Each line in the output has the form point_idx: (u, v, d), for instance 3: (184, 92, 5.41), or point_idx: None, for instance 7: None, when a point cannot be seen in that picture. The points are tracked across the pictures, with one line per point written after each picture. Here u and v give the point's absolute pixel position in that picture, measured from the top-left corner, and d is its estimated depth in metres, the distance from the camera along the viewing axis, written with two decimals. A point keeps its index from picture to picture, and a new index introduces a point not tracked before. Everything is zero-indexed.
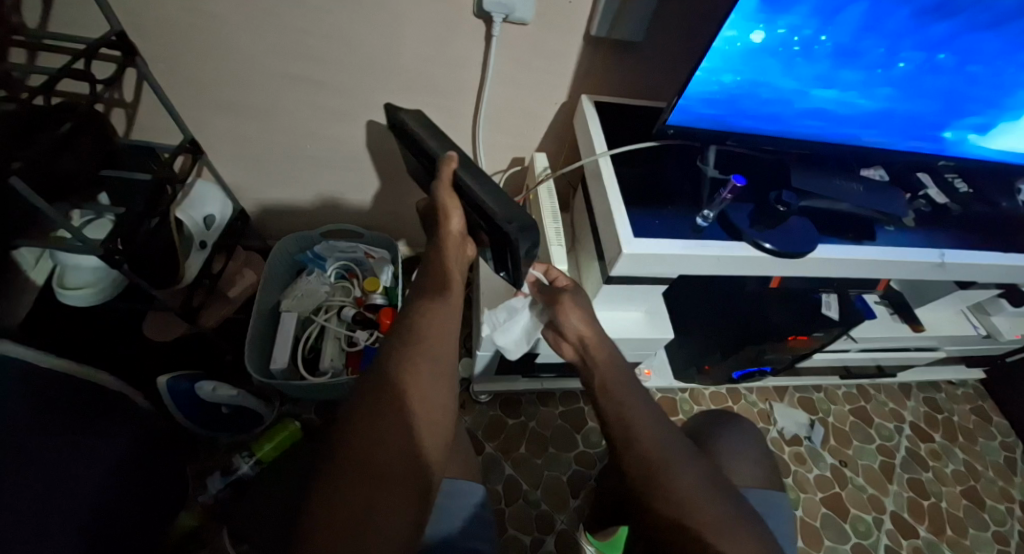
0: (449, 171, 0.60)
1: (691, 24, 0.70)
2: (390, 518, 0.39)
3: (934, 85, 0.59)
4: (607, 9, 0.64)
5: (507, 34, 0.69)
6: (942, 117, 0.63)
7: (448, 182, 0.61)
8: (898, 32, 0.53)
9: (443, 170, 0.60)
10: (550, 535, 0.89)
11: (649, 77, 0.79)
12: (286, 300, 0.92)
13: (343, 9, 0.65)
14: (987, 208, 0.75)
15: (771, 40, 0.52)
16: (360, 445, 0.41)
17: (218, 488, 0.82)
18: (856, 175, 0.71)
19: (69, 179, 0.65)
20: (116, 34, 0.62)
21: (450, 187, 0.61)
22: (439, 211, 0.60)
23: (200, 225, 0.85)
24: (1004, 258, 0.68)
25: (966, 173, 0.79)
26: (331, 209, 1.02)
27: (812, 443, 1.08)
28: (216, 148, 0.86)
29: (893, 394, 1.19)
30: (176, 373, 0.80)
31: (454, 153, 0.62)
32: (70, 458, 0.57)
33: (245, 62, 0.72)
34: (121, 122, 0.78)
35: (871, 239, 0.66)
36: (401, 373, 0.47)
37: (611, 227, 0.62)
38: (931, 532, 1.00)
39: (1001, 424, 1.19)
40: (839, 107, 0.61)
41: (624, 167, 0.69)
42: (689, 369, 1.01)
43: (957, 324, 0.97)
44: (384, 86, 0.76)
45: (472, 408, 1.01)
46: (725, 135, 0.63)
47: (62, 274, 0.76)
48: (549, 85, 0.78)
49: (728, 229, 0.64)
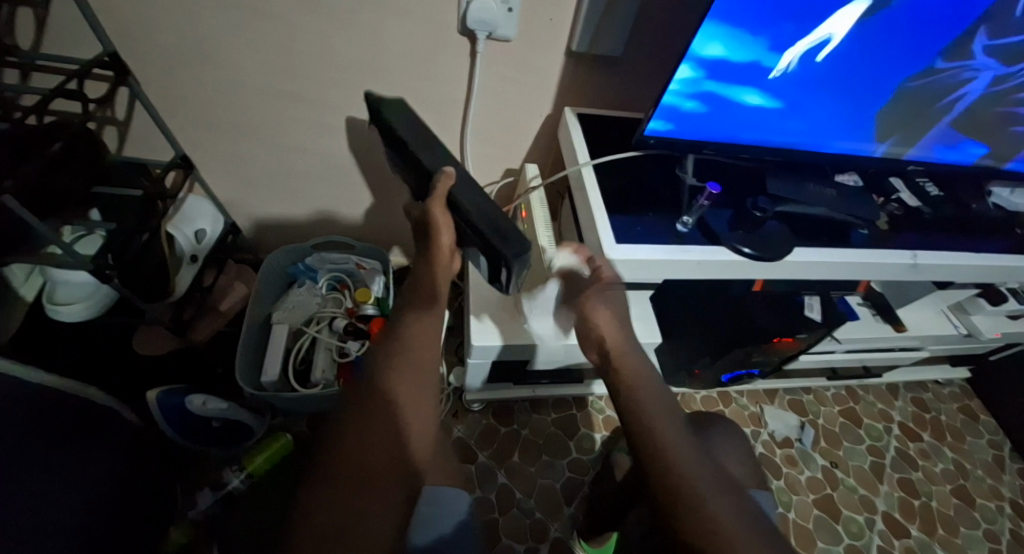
0: (445, 187, 0.62)
1: (669, 40, 0.73)
2: (376, 527, 0.39)
3: (907, 86, 0.60)
4: (587, 25, 0.66)
5: (492, 50, 0.71)
6: (907, 123, 0.66)
7: (442, 198, 0.62)
8: (862, 47, 0.55)
9: (439, 186, 0.62)
10: (545, 543, 0.89)
11: (632, 90, 0.81)
12: (277, 312, 0.92)
13: (332, 28, 0.67)
14: (959, 210, 0.77)
15: (746, 49, 0.54)
16: (349, 452, 0.42)
17: (209, 503, 0.80)
18: (830, 180, 0.73)
19: (59, 196, 0.65)
20: (108, 55, 0.64)
21: (442, 202, 0.62)
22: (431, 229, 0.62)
23: (191, 240, 0.86)
24: (978, 258, 0.70)
25: (938, 177, 0.82)
26: (322, 222, 1.03)
27: (802, 445, 1.09)
28: (208, 164, 0.87)
29: (881, 395, 1.21)
30: (165, 387, 0.80)
31: (450, 169, 0.64)
32: (57, 478, 0.56)
33: (238, 82, 0.74)
34: (112, 139, 0.79)
35: (845, 243, 0.68)
36: (388, 386, 0.47)
37: (596, 235, 0.63)
38: (922, 531, 1.01)
39: (988, 422, 1.21)
40: (810, 116, 0.63)
41: (608, 177, 0.71)
42: (679, 374, 1.02)
43: (938, 324, 0.99)
44: (372, 103, 0.78)
45: (464, 417, 1.01)
46: (701, 144, 0.65)
47: (51, 291, 0.77)
48: (535, 99, 0.80)
49: (709, 235, 0.65)
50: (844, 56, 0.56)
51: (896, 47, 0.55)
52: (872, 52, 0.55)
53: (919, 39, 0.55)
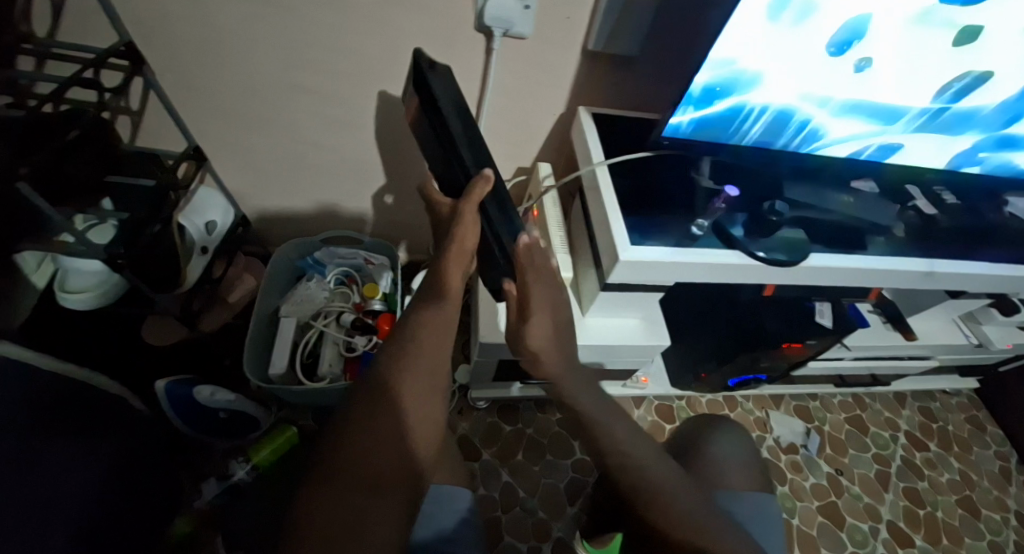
0: (479, 192, 0.61)
1: (685, 42, 0.72)
2: (381, 527, 0.39)
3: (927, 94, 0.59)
4: (604, 24, 0.66)
5: (507, 48, 0.71)
6: (925, 131, 0.65)
7: (473, 200, 0.62)
8: (883, 53, 0.54)
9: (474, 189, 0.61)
10: (547, 543, 0.89)
11: (646, 90, 0.80)
12: (285, 306, 0.93)
13: (347, 22, 0.67)
14: (976, 219, 0.76)
15: (765, 52, 0.53)
16: (357, 451, 0.42)
17: (214, 494, 0.82)
18: (846, 186, 0.72)
19: (72, 184, 0.66)
20: (124, 44, 0.64)
21: (472, 204, 0.62)
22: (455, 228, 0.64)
23: (201, 231, 0.85)
24: (995, 268, 0.70)
25: (954, 185, 0.81)
26: (330, 216, 1.03)
27: (808, 452, 1.08)
28: (219, 156, 0.87)
29: (888, 403, 1.20)
30: (175, 377, 0.80)
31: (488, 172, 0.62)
32: (64, 465, 0.57)
33: (251, 74, 0.74)
34: (126, 130, 0.79)
35: (860, 250, 0.67)
36: (396, 385, 0.47)
37: (608, 236, 0.63)
38: (927, 541, 1.01)
39: (996, 433, 1.20)
40: (827, 121, 0.62)
41: (621, 177, 0.70)
42: (685, 377, 1.01)
43: (949, 334, 0.98)
44: (385, 98, 0.78)
45: (469, 414, 1.01)
46: (717, 146, 0.65)
47: (63, 279, 0.77)
48: (549, 97, 0.80)
49: (723, 239, 0.64)
50: (864, 62, 0.55)
51: (917, 53, 0.54)
52: (892, 59, 0.55)
53: (941, 46, 0.54)
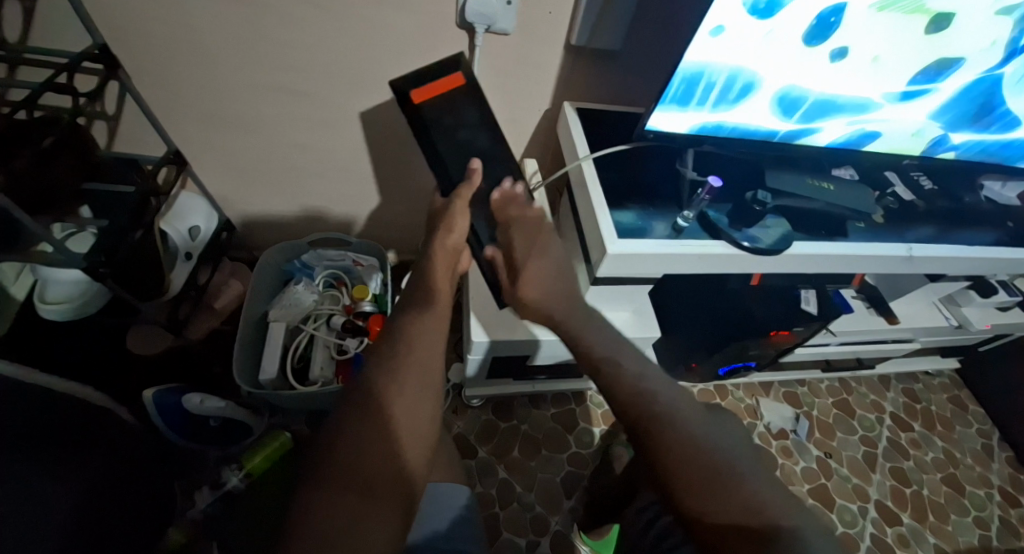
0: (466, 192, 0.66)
1: (667, 36, 0.73)
2: (373, 526, 0.39)
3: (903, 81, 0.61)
4: (586, 20, 0.66)
5: (490, 44, 0.71)
6: (902, 117, 0.66)
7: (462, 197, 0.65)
8: (859, 43, 0.55)
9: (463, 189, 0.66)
10: (546, 537, 0.90)
11: (630, 85, 0.81)
12: (274, 310, 0.91)
13: (328, 22, 0.66)
14: (952, 203, 0.78)
15: (742, 45, 0.54)
16: (347, 452, 0.42)
17: (207, 503, 0.81)
18: (827, 174, 0.73)
19: (50, 193, 0.64)
20: (98, 48, 0.64)
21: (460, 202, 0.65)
22: (443, 226, 0.64)
23: (185, 237, 0.85)
24: (971, 251, 0.72)
25: (932, 171, 0.83)
26: (317, 219, 1.02)
27: (798, 436, 1.10)
28: (201, 161, 0.86)
29: (874, 386, 1.22)
30: (161, 387, 0.81)
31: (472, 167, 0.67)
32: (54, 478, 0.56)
33: (231, 76, 0.73)
34: (103, 136, 0.78)
35: (842, 237, 0.68)
36: (385, 387, 0.47)
37: (596, 229, 0.64)
38: (915, 519, 1.03)
39: (977, 412, 1.23)
40: (807, 112, 0.63)
41: (608, 171, 0.71)
42: (676, 368, 1.02)
43: (930, 317, 1.00)
44: (368, 99, 0.78)
45: (464, 413, 1.01)
46: (701, 139, 0.66)
47: (43, 289, 0.77)
48: (533, 93, 0.80)
49: (709, 228, 0.65)
50: (841, 52, 0.56)
51: (891, 41, 0.55)
52: (868, 47, 0.56)
53: (914, 33, 0.55)
